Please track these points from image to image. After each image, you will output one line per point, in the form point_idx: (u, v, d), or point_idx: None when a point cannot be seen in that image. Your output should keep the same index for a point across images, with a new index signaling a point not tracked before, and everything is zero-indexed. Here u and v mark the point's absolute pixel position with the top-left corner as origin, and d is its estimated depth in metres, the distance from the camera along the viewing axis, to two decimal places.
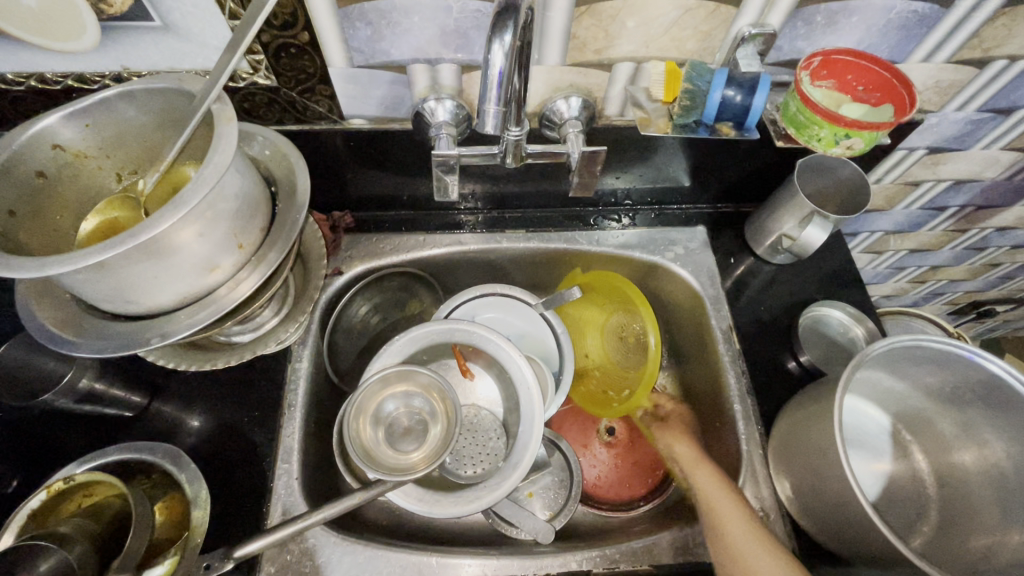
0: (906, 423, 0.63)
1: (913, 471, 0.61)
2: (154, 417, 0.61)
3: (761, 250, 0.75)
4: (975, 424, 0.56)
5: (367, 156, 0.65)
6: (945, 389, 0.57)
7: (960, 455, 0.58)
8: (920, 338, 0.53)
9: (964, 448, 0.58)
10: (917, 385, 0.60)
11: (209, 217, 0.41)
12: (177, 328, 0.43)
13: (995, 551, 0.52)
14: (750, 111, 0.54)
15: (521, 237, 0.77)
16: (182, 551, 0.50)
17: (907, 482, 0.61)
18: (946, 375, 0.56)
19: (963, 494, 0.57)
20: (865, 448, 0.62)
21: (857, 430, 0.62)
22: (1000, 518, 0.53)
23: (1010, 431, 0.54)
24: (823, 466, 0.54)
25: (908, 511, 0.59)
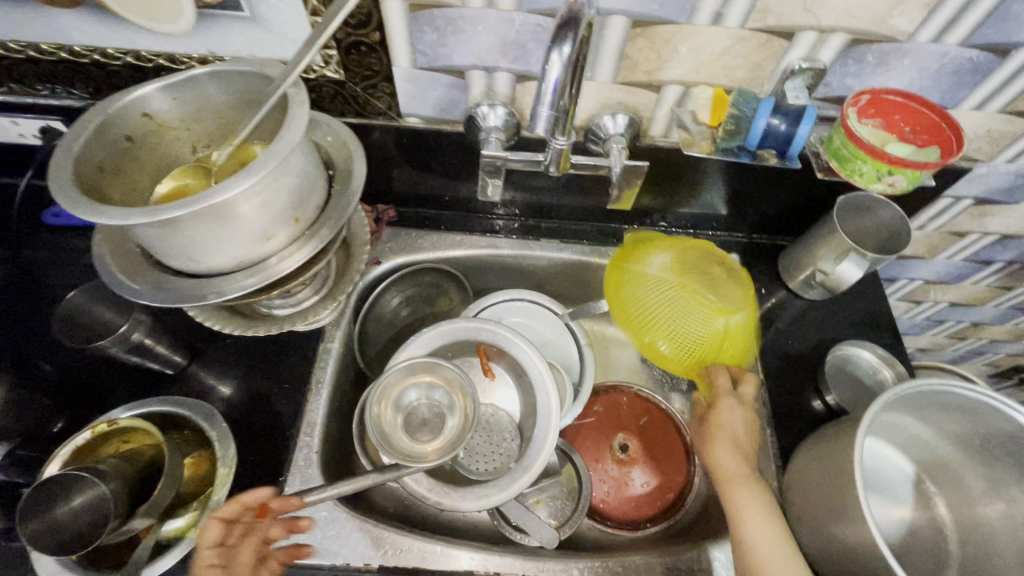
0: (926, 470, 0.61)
1: (935, 522, 0.60)
2: (191, 378, 0.64)
3: (793, 284, 0.75)
4: (1005, 480, 0.54)
5: (417, 155, 0.68)
6: (971, 440, 0.56)
7: (986, 510, 0.56)
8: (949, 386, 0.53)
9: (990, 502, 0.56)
10: (946, 434, 0.58)
11: (273, 189, 0.44)
12: (231, 288, 0.46)
13: None
14: (792, 141, 0.55)
15: (554, 247, 0.79)
16: (203, 506, 0.54)
17: (928, 533, 0.59)
18: (973, 425, 0.55)
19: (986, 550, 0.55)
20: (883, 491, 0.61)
21: (878, 474, 0.61)
22: None
23: None
24: (841, 504, 0.53)
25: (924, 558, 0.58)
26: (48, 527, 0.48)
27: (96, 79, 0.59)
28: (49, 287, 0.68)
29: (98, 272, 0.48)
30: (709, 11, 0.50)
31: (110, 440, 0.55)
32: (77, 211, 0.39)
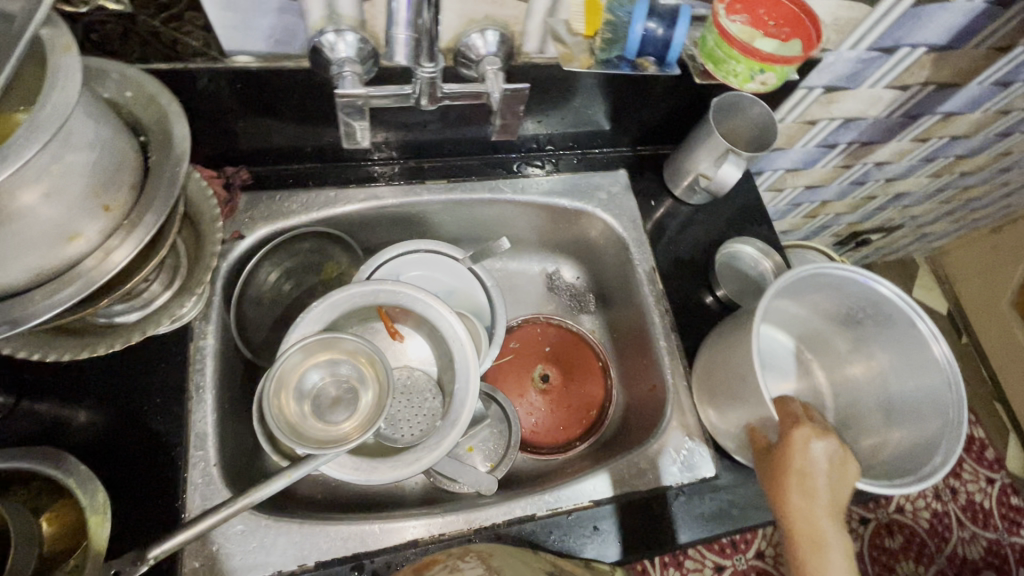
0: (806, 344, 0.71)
1: (814, 386, 0.70)
2: (26, 417, 0.52)
3: (678, 191, 0.77)
4: (864, 340, 0.65)
5: (258, 99, 0.57)
6: (856, 314, 0.64)
7: (853, 368, 0.67)
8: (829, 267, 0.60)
9: (865, 371, 0.65)
10: (816, 311, 0.67)
11: (56, 173, 0.32)
12: (37, 309, 0.34)
13: (877, 451, 0.61)
14: (670, 45, 0.53)
15: (443, 187, 0.72)
16: (82, 561, 0.46)
17: (813, 400, 0.69)
18: (844, 298, 0.63)
19: (859, 405, 0.65)
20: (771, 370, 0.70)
21: (769, 354, 0.71)
22: (881, 423, 0.62)
23: (891, 345, 0.62)
24: (742, 387, 0.58)
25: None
26: None
27: None
28: None
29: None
30: None
31: None
32: None
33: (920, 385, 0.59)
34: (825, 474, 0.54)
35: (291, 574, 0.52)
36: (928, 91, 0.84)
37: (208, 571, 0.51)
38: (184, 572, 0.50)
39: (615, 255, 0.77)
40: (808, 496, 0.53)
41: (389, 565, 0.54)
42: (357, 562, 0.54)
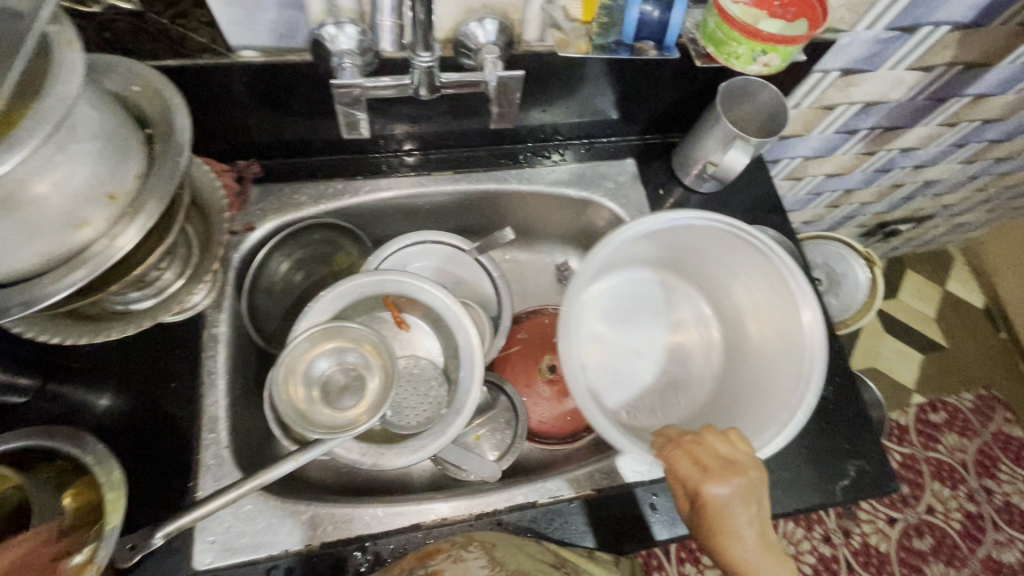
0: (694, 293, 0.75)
1: (698, 333, 0.74)
2: (53, 399, 0.55)
3: (687, 180, 0.76)
4: (740, 283, 0.68)
5: (264, 95, 0.58)
6: (722, 257, 0.67)
7: (732, 315, 0.71)
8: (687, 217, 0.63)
9: (744, 316, 0.69)
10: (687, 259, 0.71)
11: (61, 162, 0.34)
12: (49, 293, 0.36)
13: (739, 394, 0.66)
14: (668, 27, 0.53)
15: (449, 178, 0.73)
16: (98, 538, 0.46)
17: (698, 345, 0.74)
18: (711, 241, 0.67)
19: (738, 352, 0.69)
20: (661, 320, 0.74)
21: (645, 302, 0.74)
22: (747, 364, 0.67)
23: (759, 290, 0.66)
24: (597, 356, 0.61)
25: (696, 373, 0.72)
26: None
27: None
28: None
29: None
30: None
31: None
32: None
33: (786, 329, 0.63)
34: (741, 513, 0.50)
35: (296, 554, 0.54)
36: (953, 72, 0.80)
37: (217, 549, 0.52)
38: (195, 551, 0.52)
39: None
40: (739, 541, 0.50)
41: (393, 548, 0.55)
42: (360, 543, 0.55)
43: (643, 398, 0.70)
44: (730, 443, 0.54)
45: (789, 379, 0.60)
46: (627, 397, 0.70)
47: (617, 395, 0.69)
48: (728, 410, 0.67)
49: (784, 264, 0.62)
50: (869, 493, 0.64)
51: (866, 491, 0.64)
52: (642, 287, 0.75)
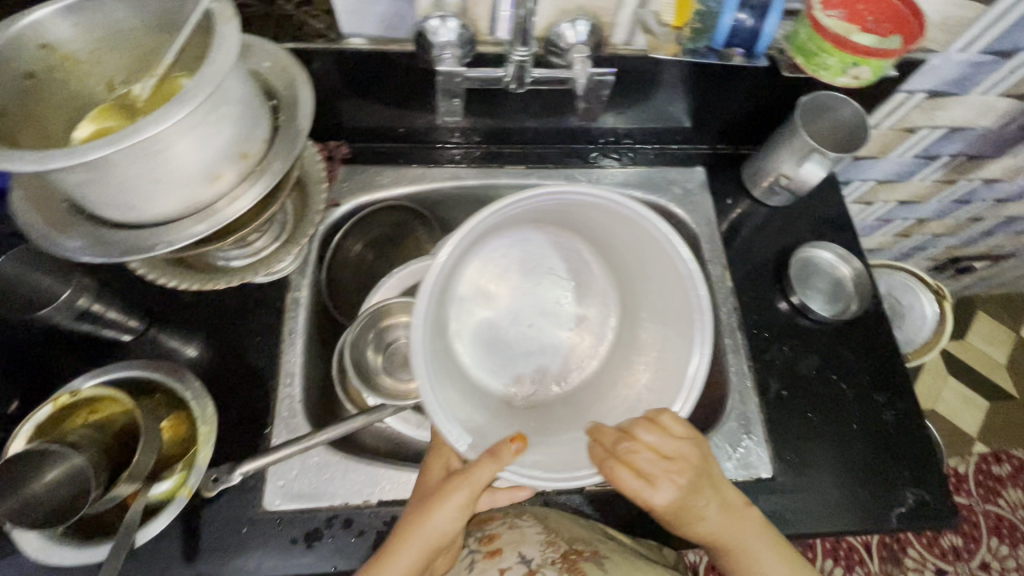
0: (593, 261, 0.69)
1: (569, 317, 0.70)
2: (152, 341, 0.60)
3: (757, 192, 0.76)
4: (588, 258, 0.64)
5: (365, 82, 0.63)
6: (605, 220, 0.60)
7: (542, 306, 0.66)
8: (508, 207, 0.52)
9: (643, 288, 0.63)
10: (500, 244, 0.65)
11: (211, 119, 0.39)
12: (181, 237, 0.41)
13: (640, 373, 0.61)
14: (759, 36, 0.54)
15: (521, 172, 0.75)
16: (189, 467, 0.53)
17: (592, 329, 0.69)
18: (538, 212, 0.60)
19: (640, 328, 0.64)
20: (566, 290, 0.70)
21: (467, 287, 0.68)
22: (648, 339, 0.62)
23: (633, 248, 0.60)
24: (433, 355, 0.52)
25: (585, 345, 0.69)
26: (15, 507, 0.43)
27: None
28: None
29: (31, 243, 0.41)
30: None
31: (79, 411, 0.51)
32: None
33: (671, 288, 0.57)
34: (704, 507, 0.48)
35: (355, 508, 0.56)
36: None
37: (286, 493, 0.56)
38: (266, 492, 0.55)
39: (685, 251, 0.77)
40: (700, 525, 0.49)
41: None
42: None
43: (549, 358, 0.69)
44: (663, 432, 0.48)
45: (674, 364, 0.56)
46: (528, 368, 0.68)
47: (518, 368, 0.68)
48: (615, 373, 0.65)
49: (671, 247, 0.54)
50: (928, 524, 0.62)
51: (923, 519, 0.62)
52: (516, 254, 0.68)
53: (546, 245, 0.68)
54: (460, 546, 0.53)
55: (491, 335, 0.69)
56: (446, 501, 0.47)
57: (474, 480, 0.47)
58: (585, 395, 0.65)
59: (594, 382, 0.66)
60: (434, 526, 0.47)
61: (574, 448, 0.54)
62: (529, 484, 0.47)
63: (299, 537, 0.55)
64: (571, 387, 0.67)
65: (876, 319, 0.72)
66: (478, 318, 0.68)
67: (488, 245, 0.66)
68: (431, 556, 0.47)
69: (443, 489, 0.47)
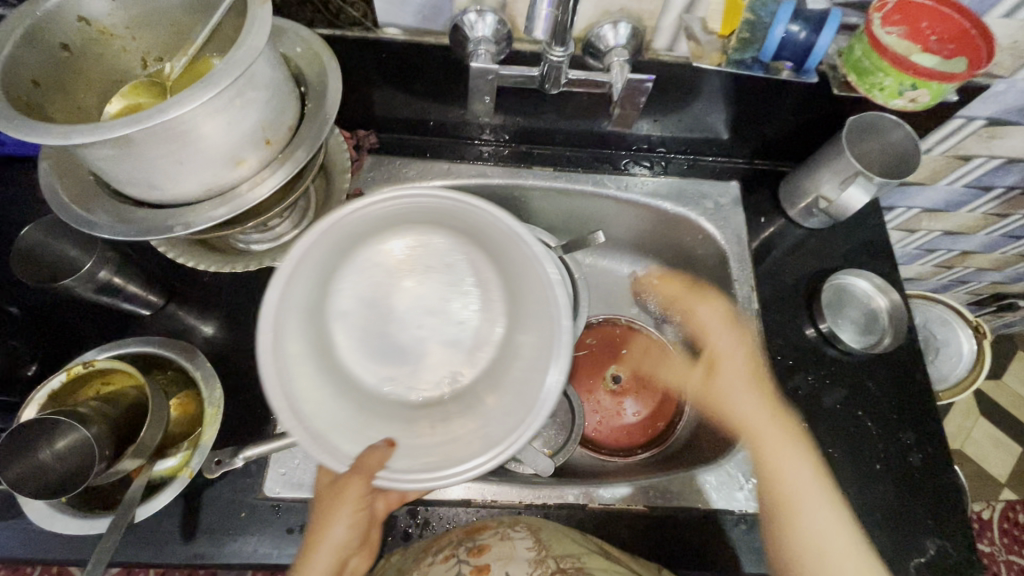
0: (472, 260, 0.56)
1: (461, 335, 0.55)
2: (169, 317, 0.61)
3: (793, 212, 0.72)
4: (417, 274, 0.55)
5: (397, 72, 0.62)
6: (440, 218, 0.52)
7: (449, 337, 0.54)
8: (349, 200, 0.49)
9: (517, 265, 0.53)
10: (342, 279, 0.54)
11: (238, 104, 0.38)
12: (199, 219, 0.40)
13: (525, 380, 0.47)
14: (812, 51, 0.50)
15: (548, 174, 0.73)
16: (194, 446, 0.53)
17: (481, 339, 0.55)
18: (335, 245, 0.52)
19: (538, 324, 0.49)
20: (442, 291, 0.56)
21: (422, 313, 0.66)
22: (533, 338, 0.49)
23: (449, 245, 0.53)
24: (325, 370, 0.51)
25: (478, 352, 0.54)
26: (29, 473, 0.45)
27: None
28: None
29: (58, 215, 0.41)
30: None
31: (90, 383, 0.52)
32: (10, 127, 0.33)
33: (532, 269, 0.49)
34: (740, 390, 0.64)
35: None
36: None
37: (286, 481, 0.55)
38: (266, 479, 0.55)
39: (712, 267, 0.74)
40: (746, 398, 0.63)
41: (442, 519, 0.57)
42: (414, 506, 0.57)
43: (441, 365, 0.54)
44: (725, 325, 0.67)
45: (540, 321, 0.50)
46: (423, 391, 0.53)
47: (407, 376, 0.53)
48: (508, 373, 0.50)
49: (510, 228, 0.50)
50: None
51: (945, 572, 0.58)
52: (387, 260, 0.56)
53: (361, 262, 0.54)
54: (450, 551, 0.51)
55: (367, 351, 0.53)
56: (343, 501, 0.46)
57: (363, 477, 0.43)
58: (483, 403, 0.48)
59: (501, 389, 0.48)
60: (333, 525, 0.47)
61: (460, 439, 0.47)
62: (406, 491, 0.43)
63: (296, 527, 0.54)
64: (463, 386, 0.53)
65: (909, 355, 0.68)
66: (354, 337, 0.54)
67: (356, 253, 0.54)
68: (339, 558, 0.48)
69: (337, 489, 0.46)
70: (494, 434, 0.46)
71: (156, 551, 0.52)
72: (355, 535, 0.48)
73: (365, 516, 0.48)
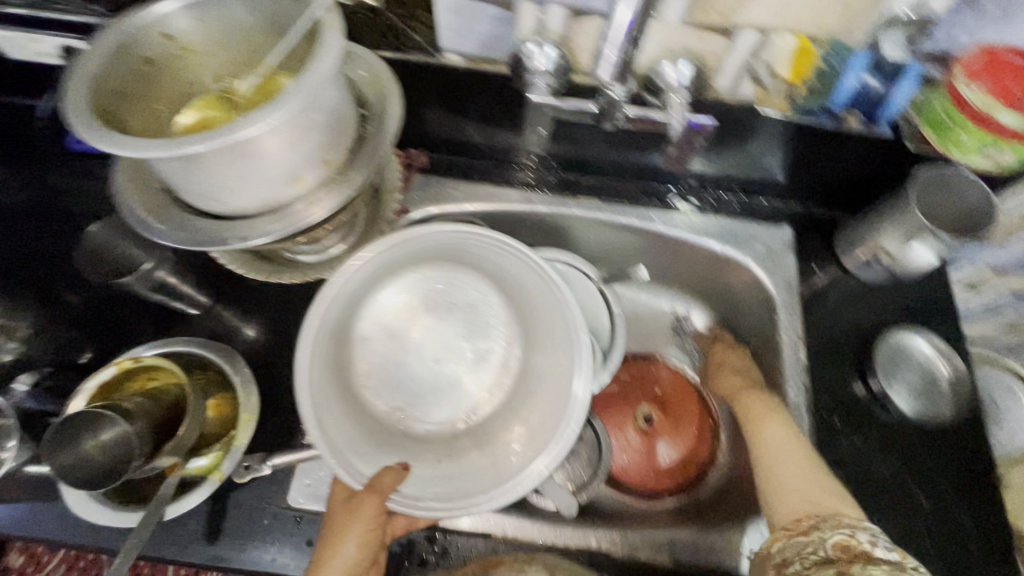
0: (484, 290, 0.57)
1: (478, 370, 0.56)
2: (215, 317, 0.62)
3: (849, 262, 0.69)
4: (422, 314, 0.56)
5: (454, 96, 0.63)
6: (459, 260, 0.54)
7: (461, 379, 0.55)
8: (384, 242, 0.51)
9: (538, 313, 0.54)
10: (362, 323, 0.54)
11: (302, 126, 0.39)
12: (255, 234, 0.42)
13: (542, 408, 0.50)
14: (884, 103, 0.52)
15: (594, 206, 0.73)
16: (226, 449, 0.55)
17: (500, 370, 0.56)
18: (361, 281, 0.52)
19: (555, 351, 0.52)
20: (461, 330, 0.56)
21: None
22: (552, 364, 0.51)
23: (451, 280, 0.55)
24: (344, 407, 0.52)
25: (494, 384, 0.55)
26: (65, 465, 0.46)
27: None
28: (69, 211, 0.64)
29: (124, 221, 0.42)
30: None
31: (134, 378, 0.54)
32: (91, 137, 0.35)
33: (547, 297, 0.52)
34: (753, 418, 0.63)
35: None
36: None
37: (310, 493, 0.56)
38: (291, 488, 0.55)
39: (758, 312, 0.72)
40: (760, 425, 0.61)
41: (459, 548, 0.56)
42: (432, 532, 0.56)
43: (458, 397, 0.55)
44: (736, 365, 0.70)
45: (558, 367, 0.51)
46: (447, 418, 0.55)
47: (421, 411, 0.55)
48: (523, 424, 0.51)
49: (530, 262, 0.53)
50: None
51: None
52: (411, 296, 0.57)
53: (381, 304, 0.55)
54: None
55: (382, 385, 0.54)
56: (355, 517, 0.47)
57: (379, 498, 0.45)
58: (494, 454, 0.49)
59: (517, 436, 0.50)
60: (344, 542, 0.47)
61: (473, 475, 0.49)
62: (412, 513, 0.46)
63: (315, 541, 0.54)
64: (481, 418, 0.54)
65: (968, 427, 0.64)
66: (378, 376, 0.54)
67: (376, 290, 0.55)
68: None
69: (351, 505, 0.47)
70: (513, 462, 0.48)
71: (179, 549, 0.53)
72: (365, 556, 0.48)
73: (377, 534, 0.48)
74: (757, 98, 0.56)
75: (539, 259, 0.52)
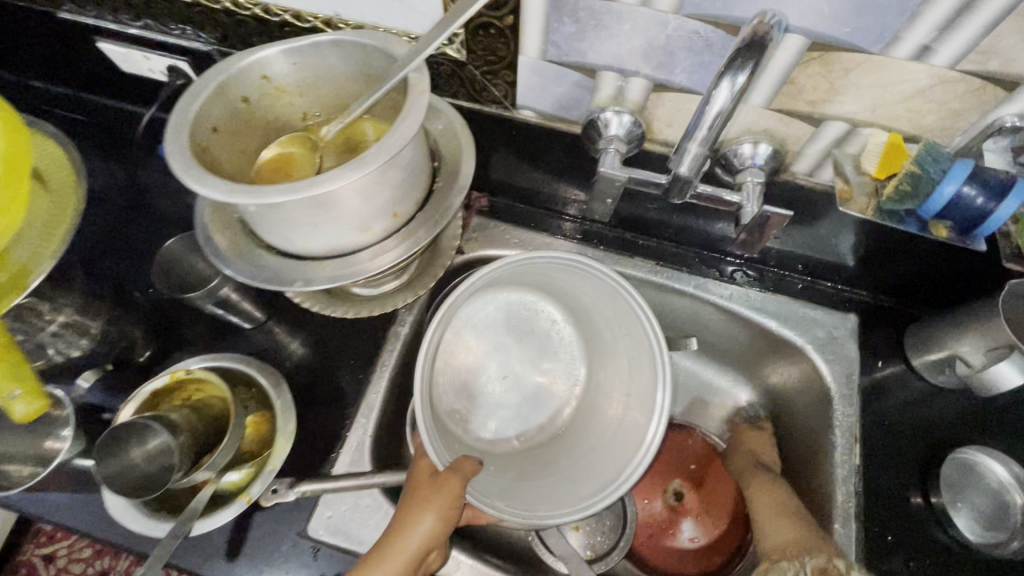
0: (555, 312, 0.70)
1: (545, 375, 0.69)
2: (266, 333, 0.65)
3: (919, 362, 0.65)
4: (497, 326, 0.68)
5: (523, 147, 0.63)
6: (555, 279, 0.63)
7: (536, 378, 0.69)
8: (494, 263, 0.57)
9: (610, 347, 0.66)
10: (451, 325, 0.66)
11: (379, 182, 0.40)
12: (319, 278, 0.43)
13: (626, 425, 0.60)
14: (987, 219, 0.46)
15: (649, 268, 0.71)
16: (258, 469, 0.56)
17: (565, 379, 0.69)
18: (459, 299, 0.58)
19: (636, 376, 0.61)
20: (534, 355, 0.69)
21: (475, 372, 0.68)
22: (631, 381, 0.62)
23: (539, 305, 0.66)
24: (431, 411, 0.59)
25: (557, 389, 0.68)
26: (111, 471, 0.49)
27: (223, 26, 0.57)
28: (153, 215, 0.69)
29: (202, 248, 0.45)
30: (914, 41, 0.41)
31: (184, 388, 0.56)
32: (189, 178, 0.37)
33: (631, 324, 0.61)
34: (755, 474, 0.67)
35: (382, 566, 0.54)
36: None
37: (330, 525, 0.56)
38: (312, 518, 0.56)
39: (811, 401, 0.67)
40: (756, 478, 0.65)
41: None
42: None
43: (530, 395, 0.68)
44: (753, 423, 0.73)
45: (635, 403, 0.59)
46: (517, 417, 0.67)
47: (485, 416, 0.66)
48: (584, 438, 0.64)
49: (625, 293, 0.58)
50: None
51: None
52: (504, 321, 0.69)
53: (464, 320, 0.67)
54: None
55: (463, 387, 0.66)
56: (443, 490, 0.49)
57: (461, 478, 0.50)
58: (562, 445, 0.65)
59: (582, 445, 0.63)
60: (424, 515, 0.48)
61: (562, 484, 0.58)
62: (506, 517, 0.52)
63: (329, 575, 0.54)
64: (554, 417, 0.67)
65: None
66: (457, 378, 0.66)
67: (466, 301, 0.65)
68: (422, 551, 0.48)
69: (439, 479, 0.50)
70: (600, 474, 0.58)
71: (200, 561, 0.54)
72: (443, 531, 0.49)
73: (455, 514, 0.50)
74: (840, 197, 0.51)
75: (629, 293, 0.58)
